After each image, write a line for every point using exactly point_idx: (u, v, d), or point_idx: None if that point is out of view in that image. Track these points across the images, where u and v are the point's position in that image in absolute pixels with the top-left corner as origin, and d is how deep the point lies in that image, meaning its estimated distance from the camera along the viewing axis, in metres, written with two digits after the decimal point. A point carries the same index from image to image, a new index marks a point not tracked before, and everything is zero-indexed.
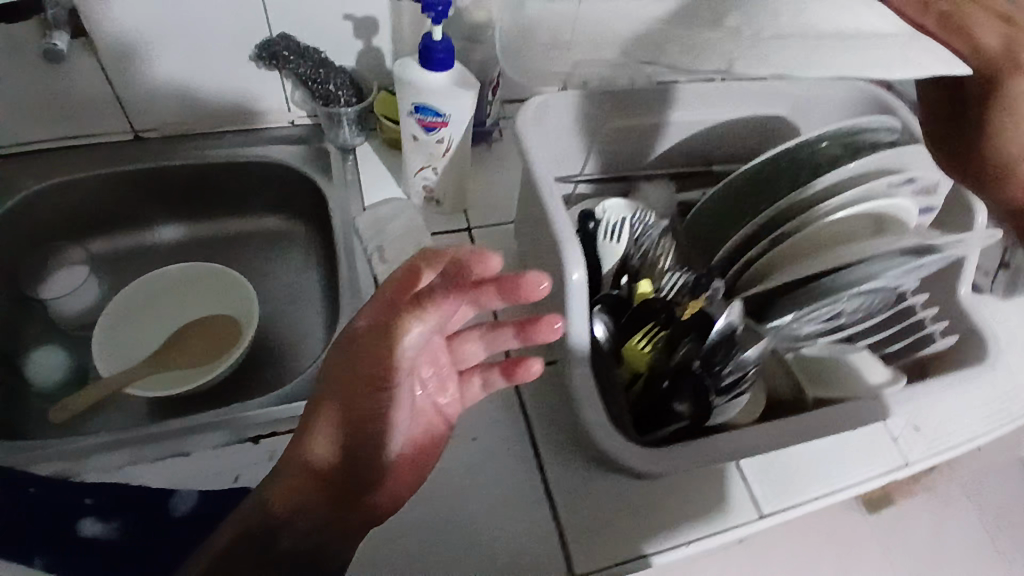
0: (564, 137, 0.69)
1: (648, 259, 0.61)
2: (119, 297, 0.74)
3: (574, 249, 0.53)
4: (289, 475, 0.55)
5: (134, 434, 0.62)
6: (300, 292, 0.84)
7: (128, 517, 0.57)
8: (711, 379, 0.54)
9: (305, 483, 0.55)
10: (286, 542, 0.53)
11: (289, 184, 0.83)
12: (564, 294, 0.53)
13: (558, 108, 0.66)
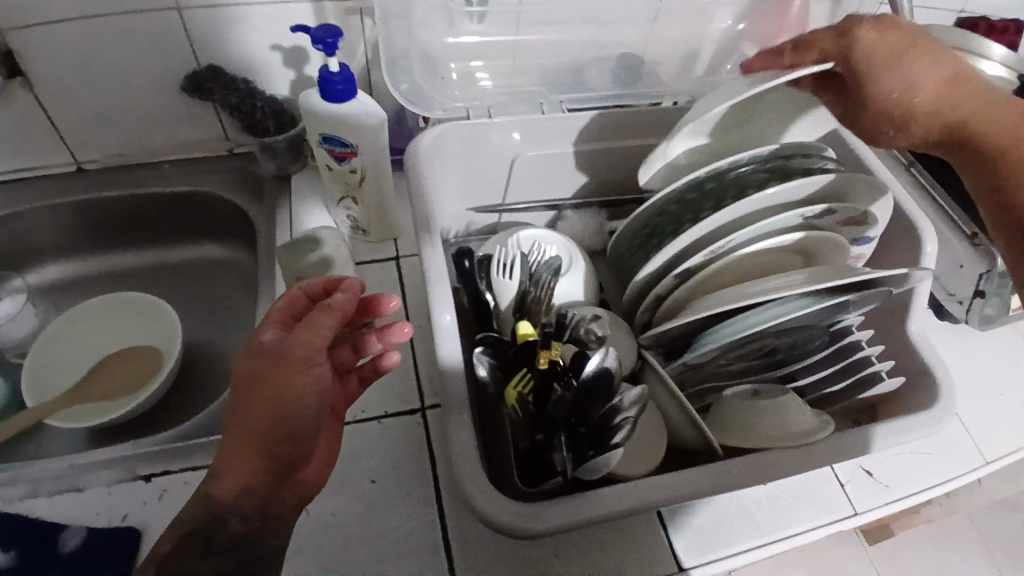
0: (473, 168, 0.67)
1: (542, 301, 0.59)
2: (51, 326, 0.75)
3: (441, 288, 0.53)
4: (225, 470, 0.51)
5: (39, 467, 0.62)
6: (236, 319, 0.85)
7: (21, 549, 0.57)
8: (585, 428, 0.51)
9: (246, 467, 0.51)
10: (233, 527, 0.51)
11: (226, 212, 0.85)
12: (435, 334, 0.53)
13: (460, 139, 0.64)
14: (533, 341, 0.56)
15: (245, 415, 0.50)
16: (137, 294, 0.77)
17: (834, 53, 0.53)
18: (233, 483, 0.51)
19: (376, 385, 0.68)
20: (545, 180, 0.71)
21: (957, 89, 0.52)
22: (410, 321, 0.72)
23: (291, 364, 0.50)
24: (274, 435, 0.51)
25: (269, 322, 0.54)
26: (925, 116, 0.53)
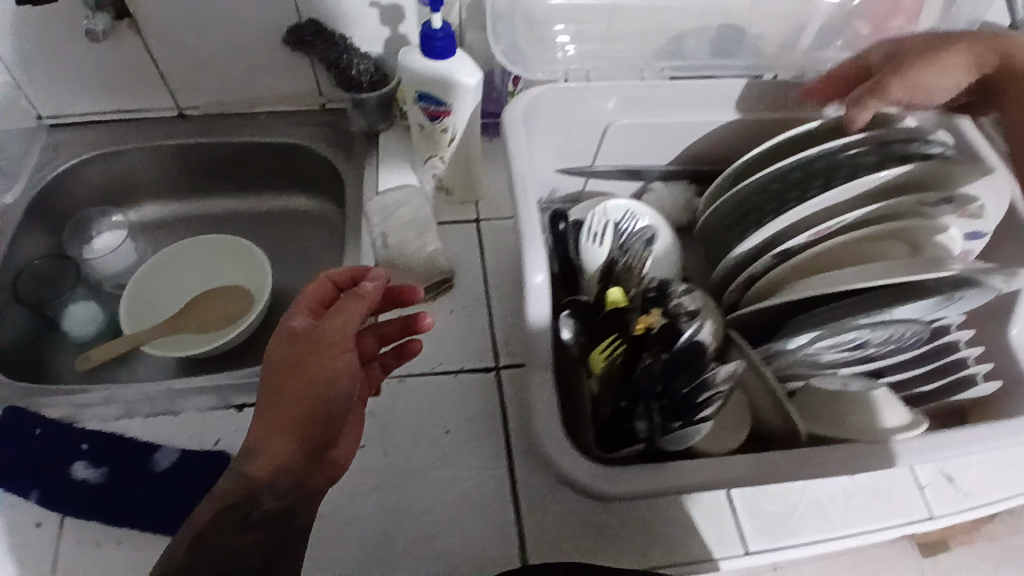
0: (565, 133, 0.66)
1: (632, 269, 0.60)
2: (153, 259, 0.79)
3: (537, 248, 0.52)
4: (263, 445, 0.48)
5: (133, 388, 0.66)
6: (317, 270, 0.88)
7: (117, 465, 0.61)
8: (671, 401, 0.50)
9: (287, 444, 0.49)
10: (269, 503, 0.48)
11: (314, 165, 0.87)
12: (524, 295, 0.52)
13: (558, 103, 0.64)
14: (624, 308, 0.55)
15: (274, 392, 0.49)
16: (222, 239, 0.81)
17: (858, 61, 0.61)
18: (269, 462, 0.48)
19: (453, 340, 0.69)
20: (635, 150, 0.69)
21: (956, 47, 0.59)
22: (489, 282, 0.73)
23: (325, 348, 0.51)
24: (311, 414, 0.50)
25: (298, 309, 0.54)
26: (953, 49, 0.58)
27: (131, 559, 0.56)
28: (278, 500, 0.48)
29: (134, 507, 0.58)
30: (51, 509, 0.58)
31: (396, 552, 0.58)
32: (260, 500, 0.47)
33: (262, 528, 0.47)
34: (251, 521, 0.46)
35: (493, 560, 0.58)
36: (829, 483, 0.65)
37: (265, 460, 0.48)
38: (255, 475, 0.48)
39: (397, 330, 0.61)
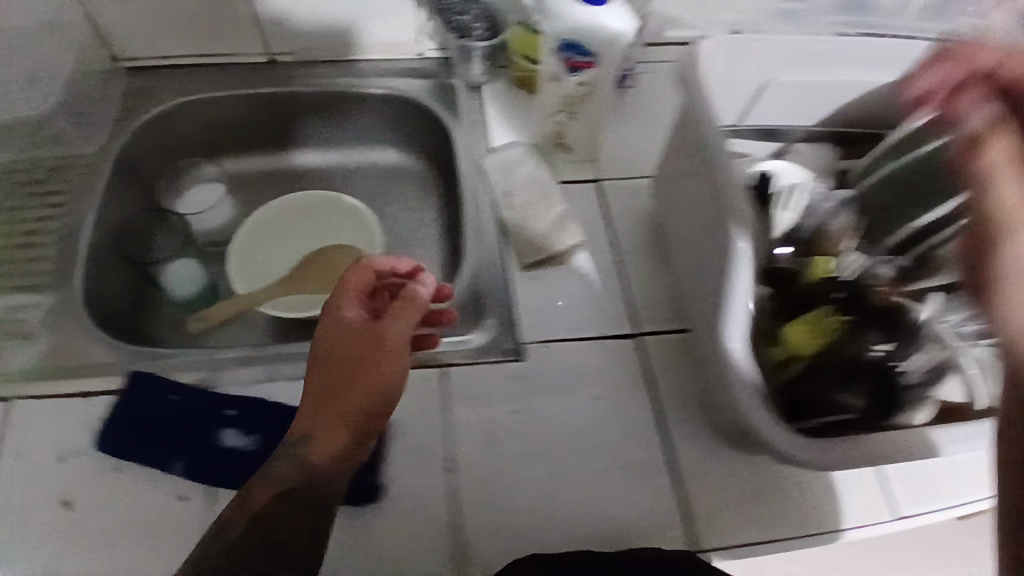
0: (733, 86, 0.64)
1: (831, 239, 0.60)
2: (249, 220, 0.77)
3: (745, 214, 0.51)
4: (314, 429, 0.53)
5: (269, 349, 0.64)
6: (416, 229, 0.85)
7: (268, 432, 0.58)
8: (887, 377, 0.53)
9: (331, 436, 0.53)
10: (321, 488, 0.52)
11: (414, 117, 0.84)
12: (729, 261, 0.51)
13: (733, 54, 0.61)
14: (830, 279, 0.57)
15: (331, 381, 0.54)
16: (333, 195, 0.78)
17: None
18: (310, 452, 0.53)
19: (591, 303, 0.67)
20: (791, 109, 0.67)
21: None
22: (620, 244, 0.71)
23: (380, 351, 0.54)
24: (353, 413, 0.53)
25: (347, 293, 0.58)
26: None
27: None
28: (319, 491, 0.52)
29: None
30: (205, 478, 0.56)
31: (558, 518, 0.57)
32: (297, 493, 0.52)
33: (294, 522, 0.51)
34: (291, 511, 0.51)
35: (656, 526, 0.57)
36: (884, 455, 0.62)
37: (310, 450, 0.52)
38: (299, 465, 0.52)
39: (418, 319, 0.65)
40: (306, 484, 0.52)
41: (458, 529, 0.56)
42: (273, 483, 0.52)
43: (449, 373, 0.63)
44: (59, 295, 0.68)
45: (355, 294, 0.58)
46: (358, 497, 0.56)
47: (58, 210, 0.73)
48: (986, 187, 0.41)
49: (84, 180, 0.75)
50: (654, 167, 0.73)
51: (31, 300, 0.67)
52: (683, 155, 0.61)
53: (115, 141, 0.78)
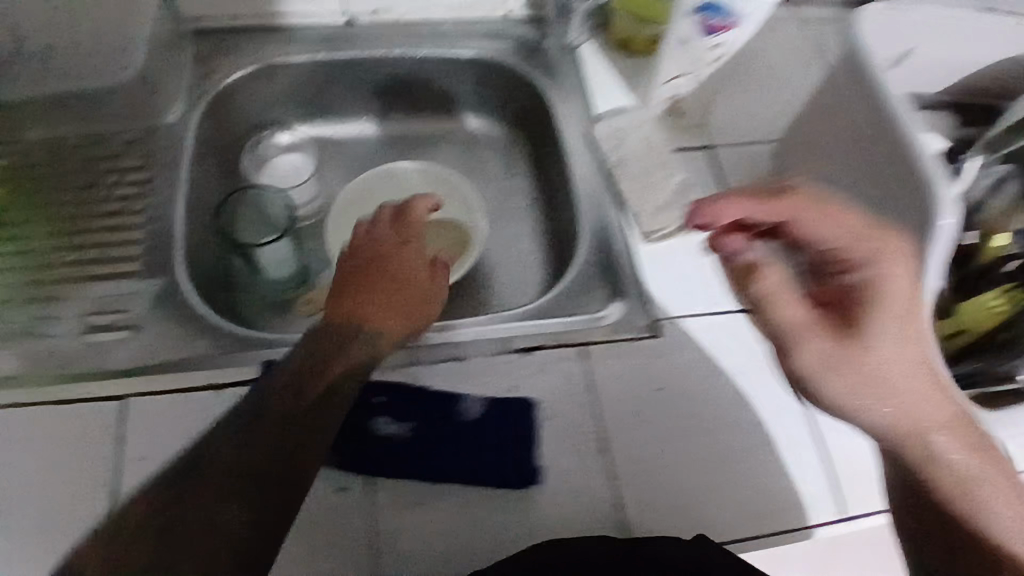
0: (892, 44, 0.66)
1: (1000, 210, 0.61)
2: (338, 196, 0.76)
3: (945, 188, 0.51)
4: (363, 322, 0.58)
5: None
6: (507, 200, 0.83)
7: (423, 418, 0.57)
8: None
9: (391, 326, 0.59)
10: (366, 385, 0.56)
11: (503, 81, 0.80)
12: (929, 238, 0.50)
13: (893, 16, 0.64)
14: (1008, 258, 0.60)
15: (380, 284, 0.61)
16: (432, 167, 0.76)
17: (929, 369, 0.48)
18: (348, 345, 0.57)
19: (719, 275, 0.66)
20: (911, 72, 0.69)
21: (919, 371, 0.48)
22: None
23: (409, 256, 0.64)
24: (409, 309, 0.60)
25: (412, 222, 0.66)
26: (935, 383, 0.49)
27: (459, 506, 0.55)
28: (332, 402, 0.53)
29: (455, 458, 0.56)
30: (365, 467, 0.55)
31: (717, 492, 0.57)
32: (303, 404, 0.52)
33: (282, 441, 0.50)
34: (266, 440, 0.50)
35: (814, 496, 0.57)
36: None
37: (331, 350, 0.56)
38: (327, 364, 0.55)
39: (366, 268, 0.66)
40: (316, 389, 0.53)
41: (621, 510, 0.56)
42: (286, 388, 0.53)
43: (589, 351, 0.61)
44: (163, 282, 0.63)
45: (397, 219, 0.67)
46: (521, 482, 0.56)
47: (144, 189, 0.68)
48: (778, 308, 0.50)
49: (165, 154, 0.70)
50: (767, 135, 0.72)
51: (132, 287, 0.62)
52: (829, 123, 0.61)
53: (192, 111, 0.72)
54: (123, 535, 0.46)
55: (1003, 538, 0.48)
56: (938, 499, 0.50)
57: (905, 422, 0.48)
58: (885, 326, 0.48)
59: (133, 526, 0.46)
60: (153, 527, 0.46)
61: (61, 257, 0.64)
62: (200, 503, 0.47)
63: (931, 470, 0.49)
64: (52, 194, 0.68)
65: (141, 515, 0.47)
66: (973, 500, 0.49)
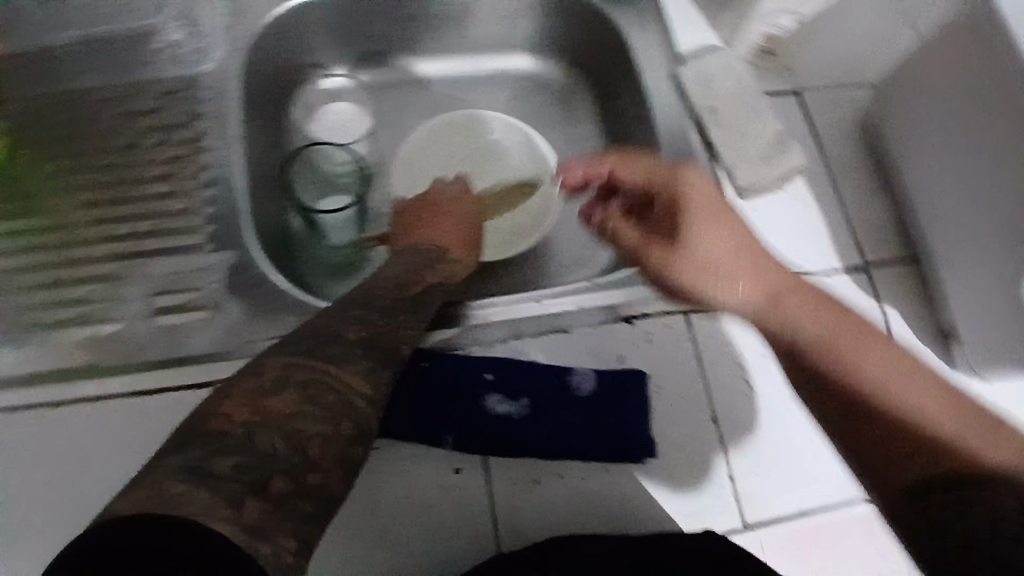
0: None
1: None
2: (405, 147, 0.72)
3: None
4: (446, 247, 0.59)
5: (503, 299, 0.58)
6: (573, 148, 0.78)
7: (536, 394, 0.55)
8: None
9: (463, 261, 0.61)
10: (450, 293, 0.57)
11: (568, 16, 0.73)
12: None
13: None
14: None
15: (458, 219, 0.63)
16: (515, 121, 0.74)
17: (735, 255, 0.53)
18: (438, 264, 0.57)
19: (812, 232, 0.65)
20: None
21: (758, 269, 0.52)
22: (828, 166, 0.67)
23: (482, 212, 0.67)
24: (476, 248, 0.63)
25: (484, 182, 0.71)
26: (767, 274, 0.51)
27: (575, 485, 0.54)
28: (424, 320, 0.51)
29: (569, 437, 0.54)
30: (481, 447, 0.54)
31: (823, 456, 0.57)
32: (404, 317, 0.49)
33: (385, 361, 0.44)
34: (370, 352, 0.44)
35: None
36: (984, 393, 0.62)
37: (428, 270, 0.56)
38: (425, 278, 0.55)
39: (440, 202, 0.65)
40: (416, 301, 0.52)
41: (735, 479, 0.56)
42: (392, 288, 0.51)
43: (693, 318, 0.59)
44: (234, 256, 0.57)
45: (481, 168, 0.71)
46: (637, 456, 0.55)
47: (195, 150, 0.62)
48: (618, 230, 0.60)
49: (211, 107, 0.63)
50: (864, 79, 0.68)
51: (203, 263, 0.57)
52: (948, 68, 0.58)
53: (231, 55, 0.65)
54: (233, 427, 0.34)
55: (880, 385, 0.43)
56: (847, 397, 0.44)
57: (752, 306, 0.51)
58: (694, 220, 0.55)
59: (243, 423, 0.35)
60: (268, 429, 0.35)
61: (113, 231, 0.59)
62: (318, 410, 0.38)
63: (779, 330, 0.48)
64: (94, 157, 0.62)
65: (252, 408, 0.35)
66: (859, 373, 0.43)
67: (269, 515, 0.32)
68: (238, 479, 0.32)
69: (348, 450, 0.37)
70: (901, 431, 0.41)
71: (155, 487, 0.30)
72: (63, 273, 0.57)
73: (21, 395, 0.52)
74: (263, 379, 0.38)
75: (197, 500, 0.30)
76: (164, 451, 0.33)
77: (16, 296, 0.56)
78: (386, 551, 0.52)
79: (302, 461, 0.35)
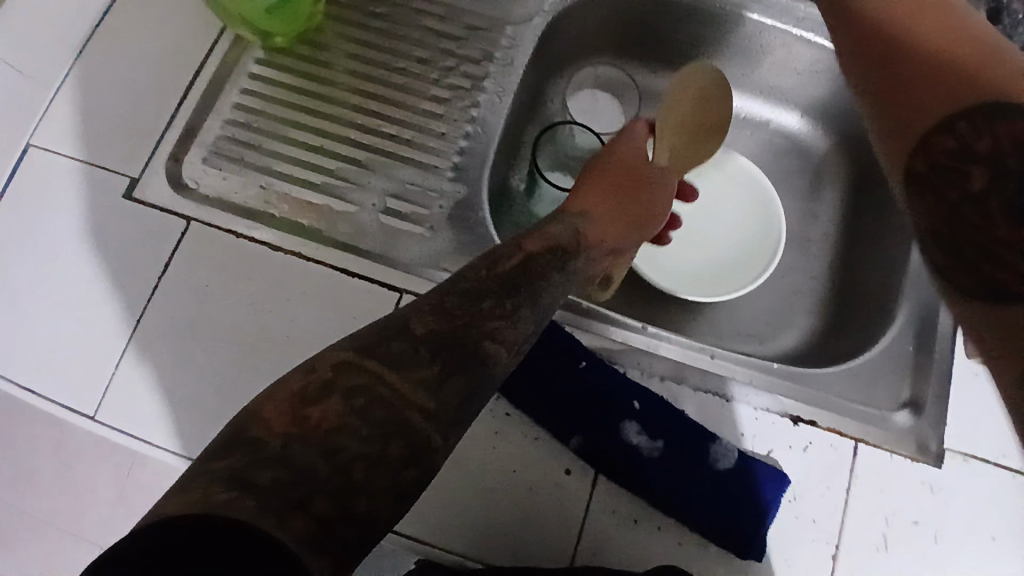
0: None
1: None
2: None
3: None
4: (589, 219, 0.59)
5: (680, 339, 0.59)
6: (801, 224, 0.75)
7: (672, 443, 0.55)
8: None
9: (608, 234, 0.59)
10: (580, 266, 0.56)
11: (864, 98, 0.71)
12: None
13: None
14: None
15: (613, 181, 0.62)
16: (763, 183, 0.73)
17: (897, 16, 0.42)
18: (553, 242, 0.54)
19: None
20: None
21: (945, 19, 0.41)
22: None
23: (659, 175, 0.64)
24: (633, 224, 0.61)
25: (669, 130, 0.66)
26: (915, 20, 0.41)
27: (669, 545, 0.53)
28: (518, 308, 0.47)
29: (685, 499, 0.53)
30: (598, 463, 0.54)
31: None
32: (488, 305, 0.46)
33: (458, 365, 0.42)
34: (437, 354, 0.41)
35: None
36: None
37: (537, 256, 0.52)
38: (530, 258, 0.51)
39: (620, 157, 0.63)
40: (511, 283, 0.48)
41: None
42: (481, 268, 0.49)
43: (861, 448, 0.55)
44: (465, 191, 0.62)
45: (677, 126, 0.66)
46: (744, 552, 0.52)
47: (474, 87, 0.66)
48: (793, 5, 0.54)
49: (503, 54, 0.67)
50: None
51: (437, 187, 0.62)
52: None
53: (538, 16, 0.69)
54: (270, 438, 0.35)
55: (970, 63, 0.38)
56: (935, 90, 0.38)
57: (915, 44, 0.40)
58: None
59: (281, 436, 0.35)
60: (304, 442, 0.35)
61: (378, 125, 0.65)
62: (362, 426, 0.37)
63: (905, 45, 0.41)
64: (388, 55, 0.68)
65: (288, 420, 0.36)
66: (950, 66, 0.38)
67: (321, 535, 0.33)
68: (282, 491, 0.33)
69: (400, 471, 0.37)
70: (950, 63, 0.38)
71: (203, 493, 0.31)
72: (327, 139, 0.64)
73: (257, 228, 0.60)
74: (308, 384, 0.38)
75: (244, 507, 0.31)
76: (213, 452, 0.35)
77: (286, 144, 0.64)
78: (475, 510, 0.54)
79: (345, 484, 0.35)
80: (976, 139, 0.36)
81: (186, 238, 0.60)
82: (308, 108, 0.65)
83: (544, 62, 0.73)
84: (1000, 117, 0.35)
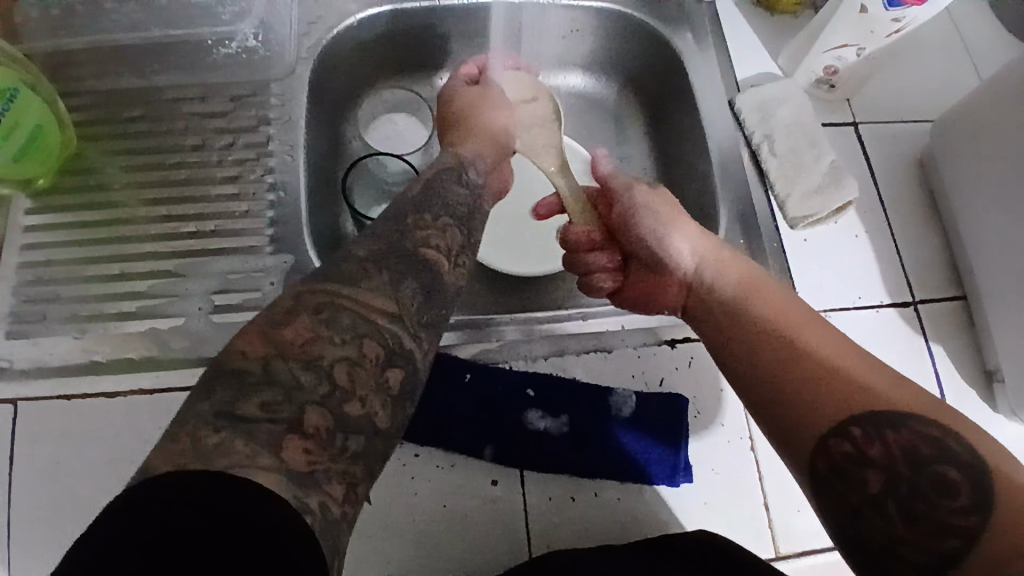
0: None
1: None
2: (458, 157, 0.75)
3: None
4: (456, 144, 0.63)
5: (547, 318, 0.59)
6: (621, 166, 0.78)
7: (576, 413, 0.56)
8: None
9: (478, 146, 0.63)
10: (472, 172, 0.60)
11: (625, 39, 0.74)
12: None
13: None
14: None
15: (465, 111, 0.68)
16: (578, 145, 0.75)
17: (754, 332, 0.49)
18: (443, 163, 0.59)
19: (863, 269, 0.64)
20: None
21: (788, 341, 0.47)
22: (881, 201, 0.67)
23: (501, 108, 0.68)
24: (489, 139, 0.65)
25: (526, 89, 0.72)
26: (754, 331, 0.49)
27: (609, 509, 0.54)
28: (439, 216, 0.49)
29: (607, 461, 0.55)
30: (517, 462, 0.55)
31: None
32: (412, 220, 0.48)
33: (405, 273, 0.42)
34: (381, 263, 0.42)
35: None
36: None
37: (441, 176, 0.56)
38: (434, 177, 0.55)
39: (473, 92, 0.69)
40: (424, 198, 0.51)
41: (773, 510, 0.55)
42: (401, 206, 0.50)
43: None
44: (292, 260, 0.60)
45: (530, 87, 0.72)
46: (672, 477, 0.55)
47: (261, 154, 0.64)
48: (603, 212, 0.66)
49: (279, 112, 0.66)
50: (937, 124, 0.67)
51: (261, 265, 0.60)
52: (1001, 110, 0.58)
53: (300, 66, 0.67)
54: (250, 363, 0.35)
55: (888, 399, 0.41)
56: (835, 403, 0.42)
57: (767, 373, 0.46)
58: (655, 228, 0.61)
59: (261, 358, 0.35)
60: (284, 360, 0.35)
61: (179, 229, 0.61)
62: (336, 334, 0.37)
63: (765, 361, 0.47)
64: (162, 154, 0.64)
65: (266, 342, 0.35)
66: (843, 377, 0.43)
67: (316, 454, 0.33)
68: (272, 418, 0.33)
69: (380, 373, 0.37)
70: (797, 370, 0.44)
71: (193, 439, 0.31)
72: (131, 264, 0.60)
73: (91, 380, 0.56)
74: (272, 314, 0.37)
75: (237, 452, 0.31)
76: (198, 396, 0.34)
77: (87, 285, 0.59)
78: (420, 562, 0.52)
79: (333, 389, 0.35)
80: (869, 447, 0.39)
81: (19, 422, 0.54)
82: (98, 238, 0.61)
83: (328, 106, 0.72)
84: (888, 432, 0.39)
